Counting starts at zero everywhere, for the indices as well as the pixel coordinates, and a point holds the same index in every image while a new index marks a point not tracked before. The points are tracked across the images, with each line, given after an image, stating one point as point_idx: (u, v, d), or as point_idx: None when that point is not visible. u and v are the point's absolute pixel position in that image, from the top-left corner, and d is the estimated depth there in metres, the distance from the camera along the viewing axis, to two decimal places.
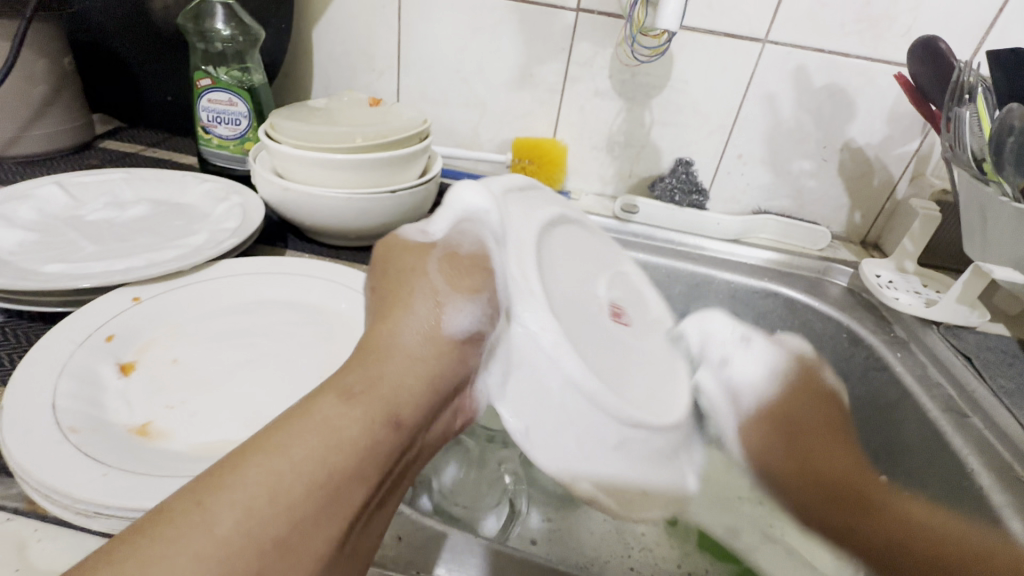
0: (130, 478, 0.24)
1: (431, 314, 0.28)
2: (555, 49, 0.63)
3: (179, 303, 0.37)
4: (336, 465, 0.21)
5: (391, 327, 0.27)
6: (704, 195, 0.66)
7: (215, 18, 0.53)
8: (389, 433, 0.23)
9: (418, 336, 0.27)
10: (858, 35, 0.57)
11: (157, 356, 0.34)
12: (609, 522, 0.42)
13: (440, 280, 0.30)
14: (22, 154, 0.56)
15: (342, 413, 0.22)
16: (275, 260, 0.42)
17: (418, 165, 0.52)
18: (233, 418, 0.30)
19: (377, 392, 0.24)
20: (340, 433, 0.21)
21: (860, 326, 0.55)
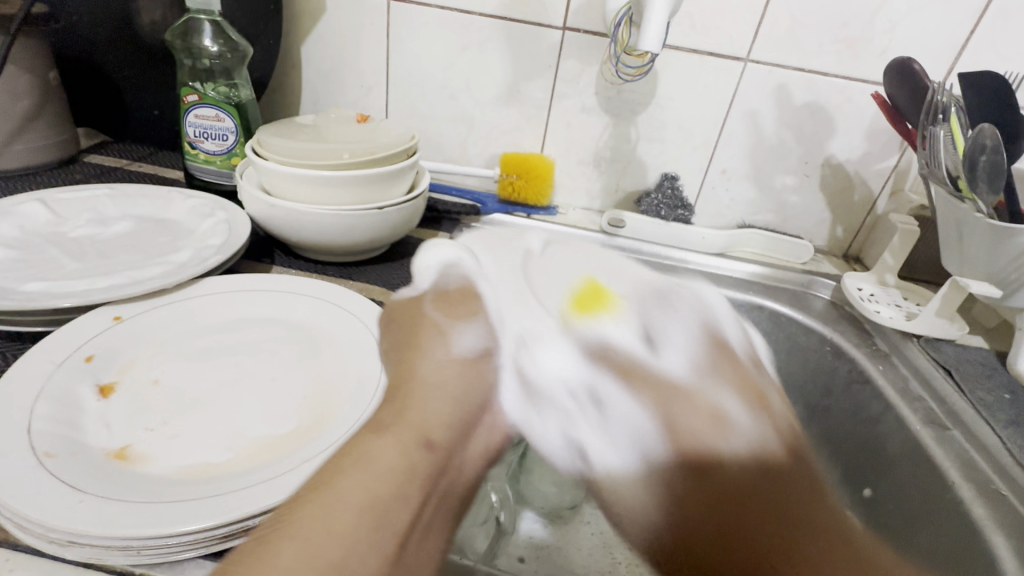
0: (107, 505, 0.24)
1: (442, 345, 0.33)
2: (542, 66, 0.63)
3: (162, 321, 0.37)
4: (380, 494, 0.24)
5: (412, 365, 0.32)
6: (690, 209, 0.67)
7: (202, 35, 0.53)
8: (423, 454, 0.27)
9: (438, 366, 0.32)
10: (836, 55, 0.59)
11: (139, 377, 0.33)
12: (597, 536, 0.43)
13: (440, 318, 0.35)
14: (3, 169, 0.55)
15: (384, 452, 0.26)
16: (260, 277, 0.42)
17: (407, 181, 0.52)
18: (215, 440, 0.30)
19: (406, 422, 0.28)
20: (383, 465, 0.25)
21: (843, 339, 0.56)
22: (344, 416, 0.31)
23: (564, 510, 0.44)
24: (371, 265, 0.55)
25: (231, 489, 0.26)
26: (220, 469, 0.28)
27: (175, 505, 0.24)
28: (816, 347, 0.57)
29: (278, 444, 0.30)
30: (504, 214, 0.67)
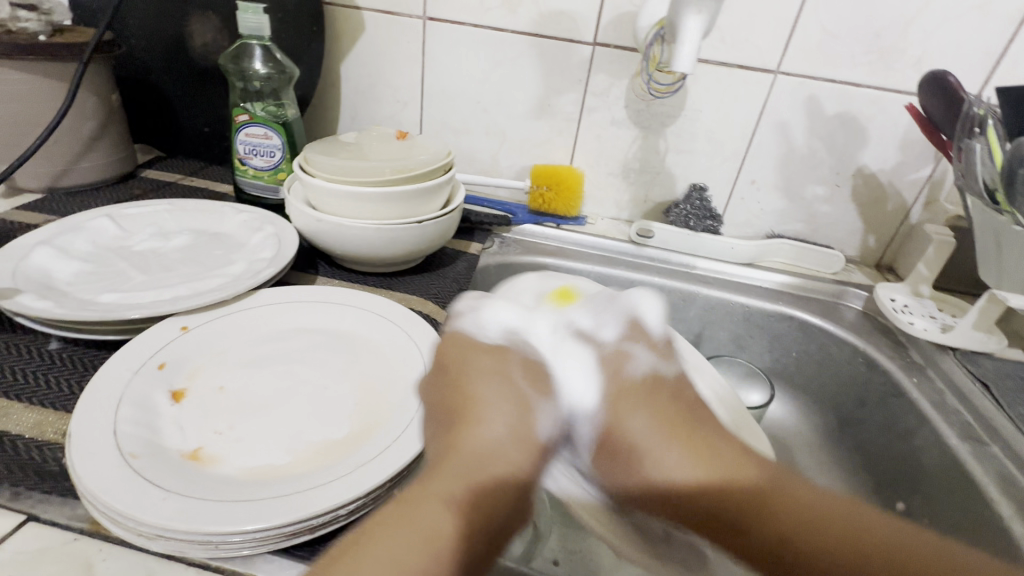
0: (187, 501, 0.26)
1: (517, 418, 0.29)
2: (573, 81, 0.65)
3: (222, 331, 0.40)
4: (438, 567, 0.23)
5: (483, 430, 0.28)
6: (718, 220, 0.68)
7: (253, 59, 0.56)
8: (478, 546, 0.24)
9: (507, 437, 0.28)
10: (868, 66, 0.59)
11: (205, 383, 0.36)
12: None
13: (502, 425, 0.28)
14: (71, 186, 0.59)
15: (436, 521, 0.24)
16: (312, 289, 0.44)
17: (443, 195, 0.55)
18: (277, 443, 0.32)
19: (474, 502, 0.25)
20: (438, 540, 0.23)
21: (876, 350, 0.56)
22: (390, 426, 0.33)
23: None
24: (412, 274, 0.57)
25: (294, 491, 0.28)
26: (282, 472, 0.30)
27: (252, 504, 0.27)
28: (849, 359, 0.58)
29: (333, 448, 0.32)
30: (535, 225, 0.69)
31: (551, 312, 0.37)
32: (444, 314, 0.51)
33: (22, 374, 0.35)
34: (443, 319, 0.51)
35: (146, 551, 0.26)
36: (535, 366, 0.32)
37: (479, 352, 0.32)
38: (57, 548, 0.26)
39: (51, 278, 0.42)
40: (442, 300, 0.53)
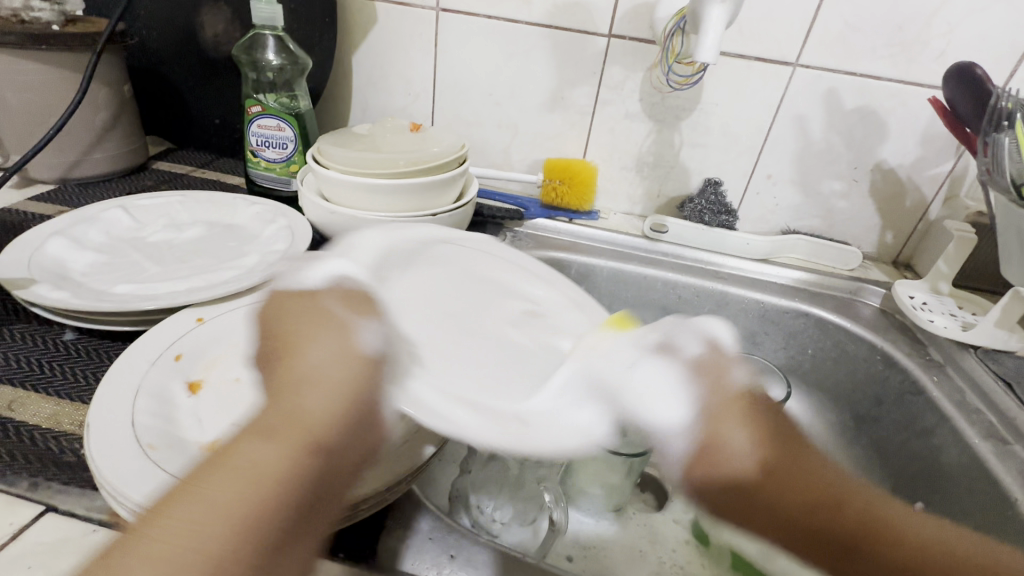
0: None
1: (337, 342, 0.24)
2: (587, 73, 0.64)
3: (237, 323, 0.39)
4: (263, 504, 0.19)
5: (299, 361, 0.23)
6: (733, 215, 0.67)
7: (267, 49, 0.56)
8: (311, 463, 0.20)
9: (329, 360, 0.23)
10: (890, 59, 0.57)
11: (221, 375, 0.35)
12: (642, 526, 0.49)
13: (322, 351, 0.24)
14: (83, 177, 0.59)
15: (260, 457, 0.20)
16: None
17: (455, 189, 0.54)
18: None
19: (297, 425, 0.21)
20: (263, 473, 0.19)
21: (894, 348, 0.56)
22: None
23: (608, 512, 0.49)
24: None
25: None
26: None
27: None
28: (866, 356, 0.57)
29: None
30: (547, 219, 0.69)
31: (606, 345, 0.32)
32: None
33: (38, 364, 0.35)
34: None
35: None
36: (352, 293, 0.27)
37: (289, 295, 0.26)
38: (76, 537, 0.26)
39: (66, 269, 0.42)
40: None
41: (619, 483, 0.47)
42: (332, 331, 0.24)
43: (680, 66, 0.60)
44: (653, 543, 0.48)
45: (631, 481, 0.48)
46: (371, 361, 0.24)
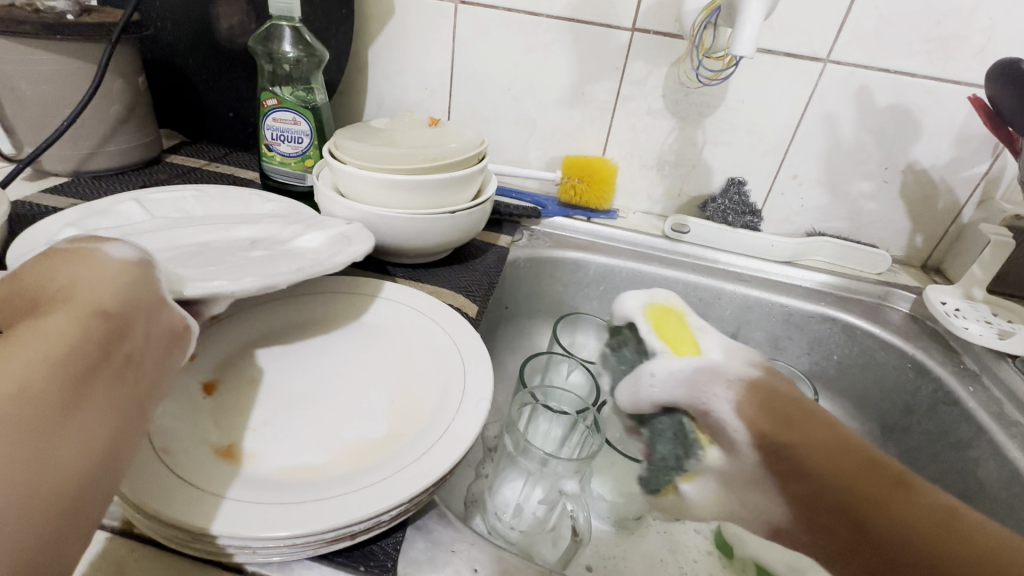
0: (227, 505, 0.25)
1: (80, 250, 0.24)
2: (609, 68, 0.63)
3: (253, 323, 0.38)
4: (57, 357, 0.19)
5: (53, 265, 0.23)
6: (758, 215, 0.65)
7: (282, 40, 0.54)
8: (100, 325, 0.21)
9: (87, 260, 0.23)
10: (926, 55, 0.55)
11: (238, 376, 0.34)
12: (664, 535, 0.48)
13: (83, 256, 0.23)
14: (97, 169, 0.58)
15: (51, 326, 0.20)
16: (342, 280, 0.43)
17: (474, 185, 0.53)
18: (312, 443, 0.31)
19: (71, 300, 0.21)
20: (46, 344, 0.19)
21: (927, 356, 0.54)
22: (430, 426, 0.31)
23: (629, 521, 0.47)
24: (393, 268, 0.55)
25: (339, 494, 0.26)
26: (320, 472, 0.29)
27: (293, 506, 0.25)
28: (896, 364, 0.56)
29: (369, 447, 0.30)
30: (565, 217, 0.67)
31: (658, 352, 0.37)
32: (475, 307, 0.49)
33: None
34: (474, 314, 0.49)
35: (181, 554, 0.26)
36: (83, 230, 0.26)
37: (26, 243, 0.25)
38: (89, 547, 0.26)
39: None
40: (473, 294, 0.51)
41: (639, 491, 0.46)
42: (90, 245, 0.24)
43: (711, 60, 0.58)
44: (676, 553, 0.47)
45: None
46: (136, 257, 0.25)
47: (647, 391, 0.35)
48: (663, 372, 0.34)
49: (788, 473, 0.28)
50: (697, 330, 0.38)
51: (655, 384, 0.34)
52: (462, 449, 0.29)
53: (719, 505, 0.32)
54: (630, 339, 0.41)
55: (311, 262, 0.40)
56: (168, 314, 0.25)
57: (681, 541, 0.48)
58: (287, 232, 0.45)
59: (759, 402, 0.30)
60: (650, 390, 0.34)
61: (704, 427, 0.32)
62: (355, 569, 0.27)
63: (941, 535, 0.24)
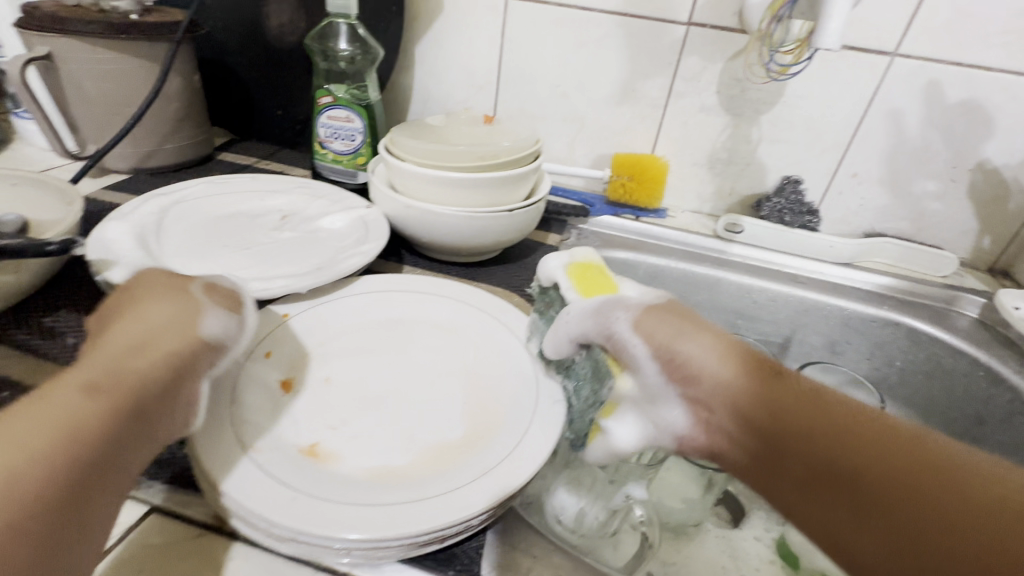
0: (320, 505, 0.25)
1: (179, 326, 0.28)
2: (662, 64, 0.61)
3: (320, 320, 0.38)
4: (76, 434, 0.21)
5: (140, 335, 0.26)
6: (816, 215, 0.63)
7: (338, 38, 0.55)
8: (131, 414, 0.23)
9: (170, 340, 0.27)
10: (1004, 48, 0.53)
11: (312, 373, 0.34)
12: (720, 541, 0.47)
13: (170, 337, 0.27)
14: (155, 167, 0.59)
15: (87, 402, 0.22)
16: (405, 279, 0.43)
17: (528, 184, 0.52)
18: (392, 443, 0.30)
19: (126, 379, 0.24)
20: (73, 422, 0.21)
21: (1001, 364, 0.51)
22: (508, 431, 0.31)
23: (687, 528, 0.46)
24: (406, 252, 0.56)
25: (425, 496, 0.26)
26: (403, 473, 0.28)
27: (383, 508, 0.25)
28: (966, 371, 0.53)
29: (449, 447, 0.30)
30: (613, 216, 0.65)
31: (572, 299, 0.35)
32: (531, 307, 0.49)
33: None
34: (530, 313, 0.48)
35: (274, 553, 0.26)
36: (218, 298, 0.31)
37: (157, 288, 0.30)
38: (183, 544, 0.26)
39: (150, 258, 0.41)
40: (528, 292, 0.50)
41: (697, 497, 0.46)
42: (185, 326, 0.28)
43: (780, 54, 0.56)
44: (737, 560, 0.45)
45: (714, 495, 0.45)
46: (211, 343, 0.28)
47: (564, 327, 0.34)
48: (578, 310, 0.34)
49: (686, 378, 0.29)
50: (617, 278, 0.37)
51: (570, 320, 0.34)
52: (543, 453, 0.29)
53: (642, 438, 0.31)
54: (555, 301, 0.37)
55: (341, 254, 0.44)
56: (191, 405, 0.26)
57: (741, 548, 0.47)
58: (315, 209, 0.51)
59: (657, 319, 0.31)
60: (563, 326, 0.34)
61: (616, 356, 0.32)
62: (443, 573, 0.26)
63: (820, 416, 0.25)
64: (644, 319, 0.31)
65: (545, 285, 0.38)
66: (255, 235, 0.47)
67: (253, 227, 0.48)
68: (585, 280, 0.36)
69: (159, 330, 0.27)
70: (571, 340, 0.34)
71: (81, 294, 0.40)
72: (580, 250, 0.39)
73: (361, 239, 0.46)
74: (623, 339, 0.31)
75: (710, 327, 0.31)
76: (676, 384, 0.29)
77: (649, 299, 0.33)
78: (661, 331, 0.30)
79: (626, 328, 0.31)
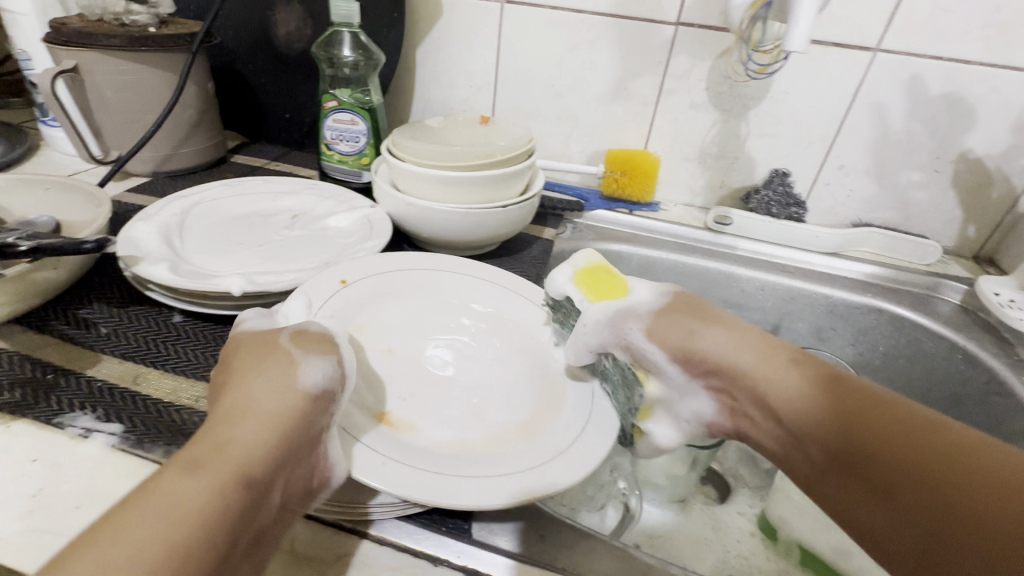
0: (405, 470, 0.28)
1: (279, 380, 0.29)
2: (652, 63, 0.64)
3: (381, 291, 0.42)
4: (183, 521, 0.22)
5: (237, 397, 0.28)
6: (802, 207, 0.65)
7: (342, 45, 0.58)
8: (239, 491, 0.24)
9: (270, 394, 0.28)
10: (983, 42, 0.54)
11: (374, 345, 0.39)
12: (705, 513, 0.50)
13: (262, 391, 0.29)
14: (173, 169, 0.63)
15: (187, 488, 0.23)
16: (426, 257, 0.47)
17: (522, 181, 0.55)
18: (455, 412, 0.36)
19: (225, 457, 0.25)
20: (183, 511, 0.22)
21: (978, 348, 0.54)
22: (539, 428, 0.34)
23: (674, 503, 0.49)
24: (409, 247, 0.59)
25: (518, 469, 0.29)
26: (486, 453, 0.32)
27: (469, 479, 0.28)
28: (945, 355, 0.56)
29: (515, 437, 0.33)
30: (607, 210, 0.68)
31: (585, 307, 0.37)
32: None
33: (162, 345, 0.39)
34: None
35: None
36: (321, 340, 0.33)
37: (251, 347, 0.32)
38: None
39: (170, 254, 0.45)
40: None
41: (682, 475, 0.48)
42: (278, 385, 0.29)
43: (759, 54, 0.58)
44: (719, 531, 0.49)
45: (698, 472, 0.48)
46: (312, 392, 0.29)
47: (584, 339, 0.36)
48: (593, 322, 0.36)
49: (707, 371, 0.35)
50: (623, 280, 0.39)
51: (588, 331, 0.36)
52: (600, 451, 0.31)
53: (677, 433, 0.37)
54: (570, 312, 0.39)
55: (347, 250, 0.48)
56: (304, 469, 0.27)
57: (725, 523, 0.49)
58: (323, 209, 0.54)
59: (670, 322, 0.36)
60: (582, 337, 0.36)
61: (640, 363, 0.37)
62: (437, 529, 0.30)
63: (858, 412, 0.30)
64: (656, 322, 0.37)
65: (556, 299, 0.39)
66: (267, 234, 0.50)
67: (265, 225, 0.52)
68: (592, 289, 0.38)
69: (256, 395, 0.28)
70: (592, 351, 0.37)
71: (110, 288, 0.44)
72: (580, 255, 0.41)
73: (368, 237, 0.50)
74: (638, 343, 0.37)
75: (721, 320, 0.37)
76: (700, 378, 0.36)
77: (655, 300, 0.38)
78: (674, 333, 0.36)
79: (639, 333, 0.37)
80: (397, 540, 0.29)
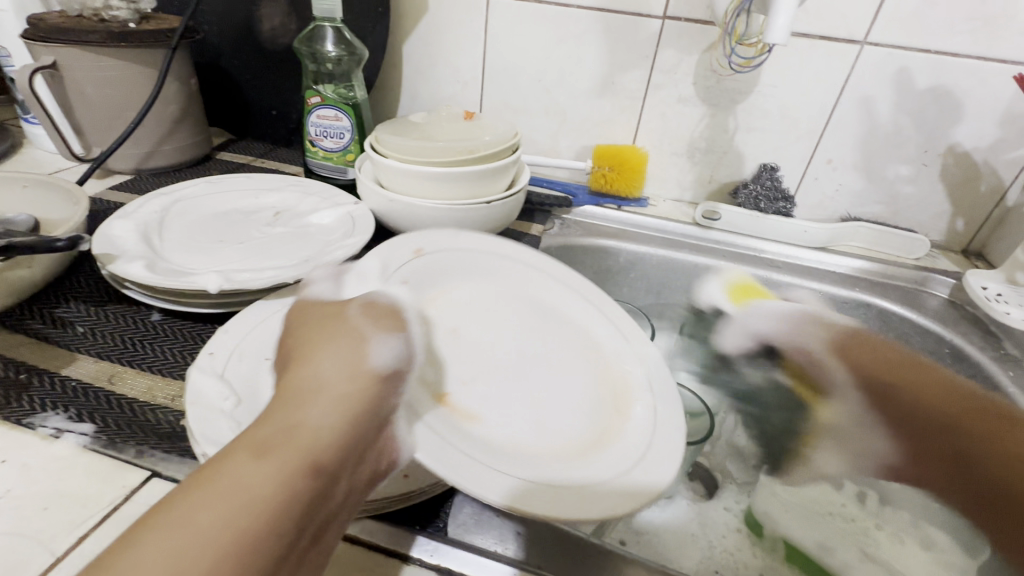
0: (472, 466, 0.28)
1: (350, 358, 0.27)
2: (639, 57, 0.63)
3: (445, 264, 0.43)
4: (247, 508, 0.20)
5: (304, 375, 0.26)
6: (790, 202, 0.65)
7: (325, 41, 0.57)
8: (306, 478, 0.22)
9: (340, 373, 0.26)
10: (970, 34, 0.54)
11: (440, 321, 0.39)
12: (690, 508, 0.49)
13: (332, 369, 0.26)
14: (156, 167, 0.62)
15: (248, 470, 0.21)
16: (483, 238, 0.46)
17: (507, 177, 0.54)
18: (514, 403, 0.36)
19: (294, 440, 0.22)
20: (247, 496, 0.20)
21: (965, 342, 0.54)
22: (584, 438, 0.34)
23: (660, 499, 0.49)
24: None
25: (574, 483, 0.30)
26: (552, 456, 0.32)
27: (533, 484, 0.29)
28: (932, 349, 0.55)
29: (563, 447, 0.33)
30: (596, 206, 0.68)
31: None
32: None
33: (138, 344, 0.39)
34: None
35: None
36: (384, 317, 0.31)
37: (319, 319, 0.30)
38: None
39: None
40: None
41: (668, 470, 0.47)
42: (346, 363, 0.27)
43: (743, 48, 0.58)
44: (705, 527, 0.47)
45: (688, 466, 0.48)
46: (382, 375, 0.27)
47: None
48: None
49: None
50: None
51: None
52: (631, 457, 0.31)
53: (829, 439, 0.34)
54: None
55: (328, 247, 0.47)
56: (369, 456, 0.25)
57: (710, 518, 0.48)
58: (306, 205, 0.54)
59: None
60: None
61: None
62: (413, 528, 0.30)
63: None
64: None
65: None
66: (248, 231, 0.50)
67: (248, 222, 0.51)
68: None
69: (325, 370, 0.26)
70: None
71: (88, 286, 0.43)
72: None
73: (348, 233, 0.49)
74: None
75: None
76: None
77: None
78: None
79: None
80: (371, 539, 0.30)
